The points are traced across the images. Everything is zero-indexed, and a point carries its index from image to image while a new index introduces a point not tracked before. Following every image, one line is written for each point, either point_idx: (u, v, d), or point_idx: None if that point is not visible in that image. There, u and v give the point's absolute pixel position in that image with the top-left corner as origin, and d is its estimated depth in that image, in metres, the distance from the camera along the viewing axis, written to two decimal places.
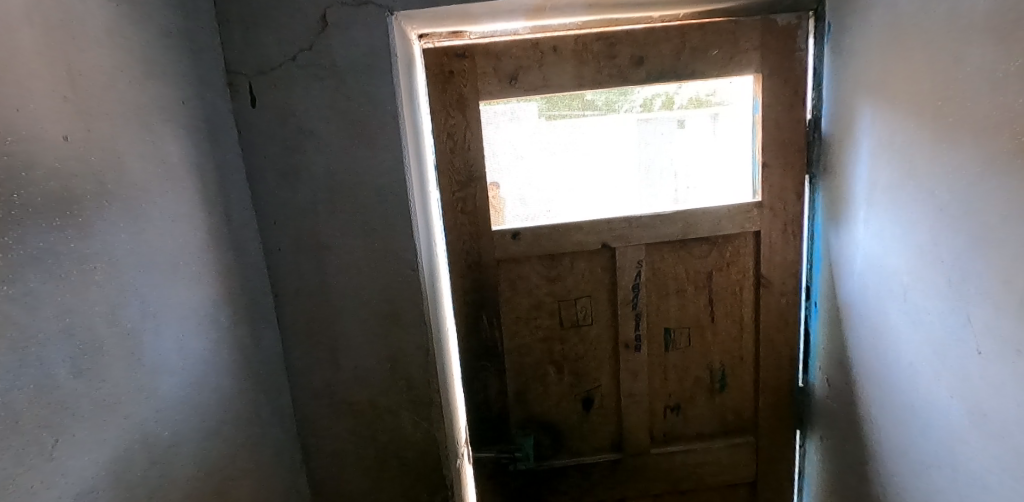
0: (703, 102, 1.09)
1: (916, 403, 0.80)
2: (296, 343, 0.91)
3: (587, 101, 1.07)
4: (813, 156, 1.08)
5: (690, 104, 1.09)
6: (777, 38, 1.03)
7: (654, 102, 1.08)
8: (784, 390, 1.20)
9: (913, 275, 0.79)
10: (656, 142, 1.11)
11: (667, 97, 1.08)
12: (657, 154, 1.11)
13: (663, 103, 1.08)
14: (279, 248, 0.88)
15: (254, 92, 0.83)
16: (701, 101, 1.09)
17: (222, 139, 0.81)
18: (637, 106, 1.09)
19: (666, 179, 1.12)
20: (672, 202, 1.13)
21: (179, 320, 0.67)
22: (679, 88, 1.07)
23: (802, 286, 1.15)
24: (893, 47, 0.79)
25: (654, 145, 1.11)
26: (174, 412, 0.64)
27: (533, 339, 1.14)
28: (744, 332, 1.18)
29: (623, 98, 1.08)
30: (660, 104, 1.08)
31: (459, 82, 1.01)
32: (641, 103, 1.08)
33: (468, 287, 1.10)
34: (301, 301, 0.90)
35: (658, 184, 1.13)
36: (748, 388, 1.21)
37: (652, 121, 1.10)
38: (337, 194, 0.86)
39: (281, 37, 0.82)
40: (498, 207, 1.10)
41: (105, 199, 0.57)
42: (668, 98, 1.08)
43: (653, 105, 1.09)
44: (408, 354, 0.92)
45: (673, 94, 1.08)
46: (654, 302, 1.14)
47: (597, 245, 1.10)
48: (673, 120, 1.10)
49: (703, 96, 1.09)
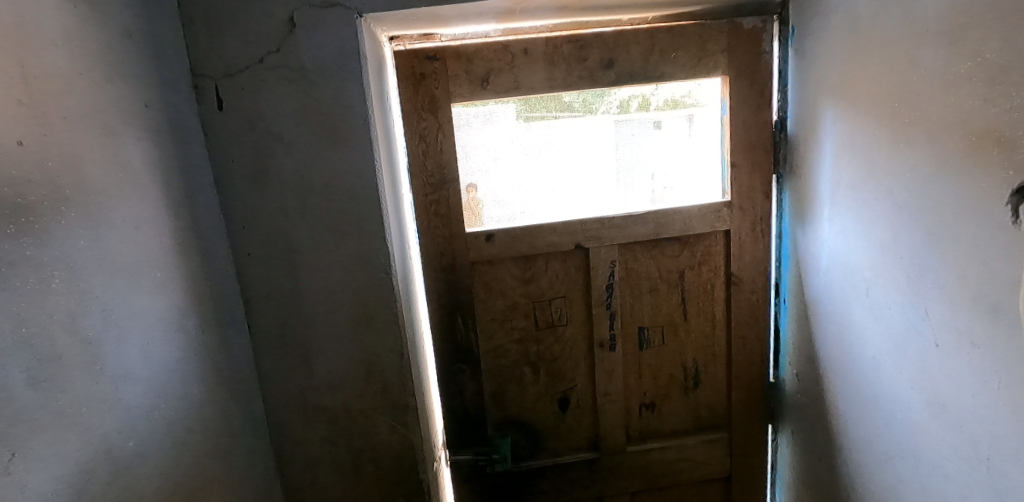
0: (679, 103, 1.11)
1: (880, 396, 0.83)
2: (268, 349, 0.90)
3: (564, 102, 1.08)
4: (779, 156, 1.10)
5: (666, 105, 1.11)
6: (743, 41, 1.05)
7: (630, 104, 1.10)
8: (756, 385, 1.22)
9: (874, 270, 0.82)
10: (631, 142, 1.13)
11: (643, 99, 1.10)
12: (631, 156, 1.13)
13: (639, 104, 1.10)
14: (248, 253, 0.86)
15: (221, 95, 0.82)
16: (677, 103, 1.11)
17: (188, 142, 0.80)
18: (614, 108, 1.10)
19: (643, 179, 1.14)
20: (650, 201, 1.14)
21: (144, 328, 0.66)
22: (655, 90, 1.10)
23: (771, 284, 1.17)
24: (852, 50, 0.82)
25: (629, 146, 1.13)
26: (139, 422, 0.63)
27: (509, 340, 1.15)
28: (716, 330, 1.20)
29: (600, 99, 1.09)
30: (636, 105, 1.10)
31: (431, 85, 1.01)
32: (618, 104, 1.10)
33: (442, 289, 1.09)
34: (272, 307, 0.89)
35: (633, 185, 1.15)
36: (721, 385, 1.23)
37: (627, 121, 1.11)
38: (308, 197, 0.85)
39: (248, 39, 0.81)
40: (474, 211, 1.10)
41: (63, 205, 0.55)
42: (645, 100, 1.10)
43: (629, 106, 1.10)
44: (382, 357, 0.91)
45: (650, 96, 1.10)
46: (628, 301, 1.16)
47: (571, 246, 1.11)
48: (649, 122, 1.12)
49: (679, 98, 1.10)
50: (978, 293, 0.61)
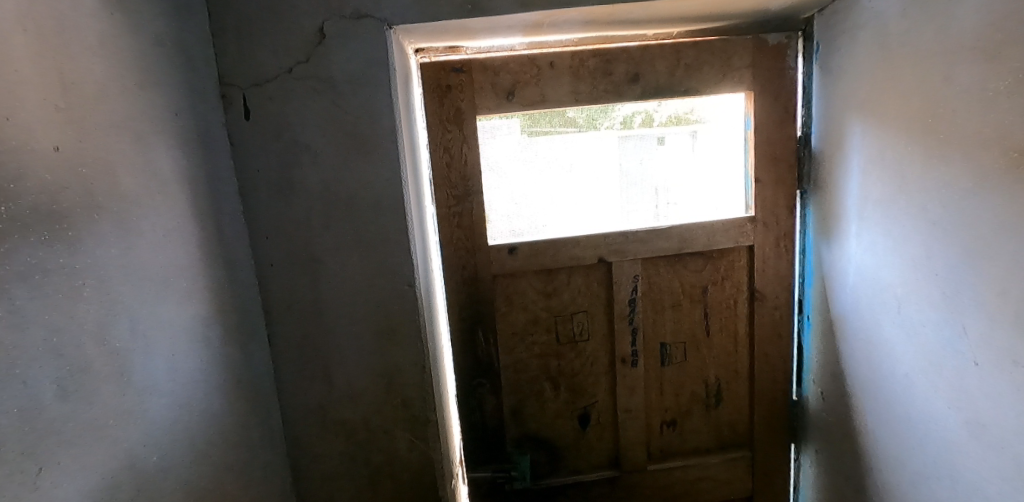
0: (681, 120, 1.13)
1: (913, 415, 0.81)
2: (288, 361, 0.88)
3: (568, 118, 1.10)
4: (803, 172, 1.09)
5: (669, 121, 1.12)
6: (768, 57, 1.05)
7: (634, 119, 1.11)
8: (778, 403, 1.19)
9: (906, 287, 0.80)
10: (635, 159, 1.14)
11: (647, 115, 1.11)
12: (634, 171, 1.14)
13: (643, 120, 1.12)
14: (271, 264, 0.85)
15: (248, 104, 0.81)
16: (680, 119, 1.12)
17: (216, 151, 0.79)
18: (618, 124, 1.11)
19: (648, 195, 1.14)
20: (654, 218, 1.14)
21: (170, 338, 0.65)
22: (658, 106, 1.11)
23: (795, 300, 1.15)
24: (882, 65, 0.81)
25: (632, 162, 1.14)
26: (162, 435, 0.61)
27: (530, 355, 1.13)
28: (739, 346, 1.18)
29: (603, 115, 1.10)
30: (640, 120, 1.12)
31: (456, 97, 1.01)
32: (621, 121, 1.11)
33: (463, 302, 1.08)
34: (292, 318, 0.87)
35: (637, 199, 1.14)
36: (743, 402, 1.21)
37: (631, 137, 1.12)
38: (332, 208, 0.84)
39: (277, 50, 0.80)
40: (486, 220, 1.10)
41: (95, 211, 0.54)
42: (648, 116, 1.11)
43: (632, 122, 1.12)
44: (403, 371, 0.90)
45: (653, 112, 1.11)
46: (650, 316, 1.14)
47: (593, 260, 1.10)
48: (653, 137, 1.13)
49: (682, 114, 1.12)
50: (1021, 311, 0.60)
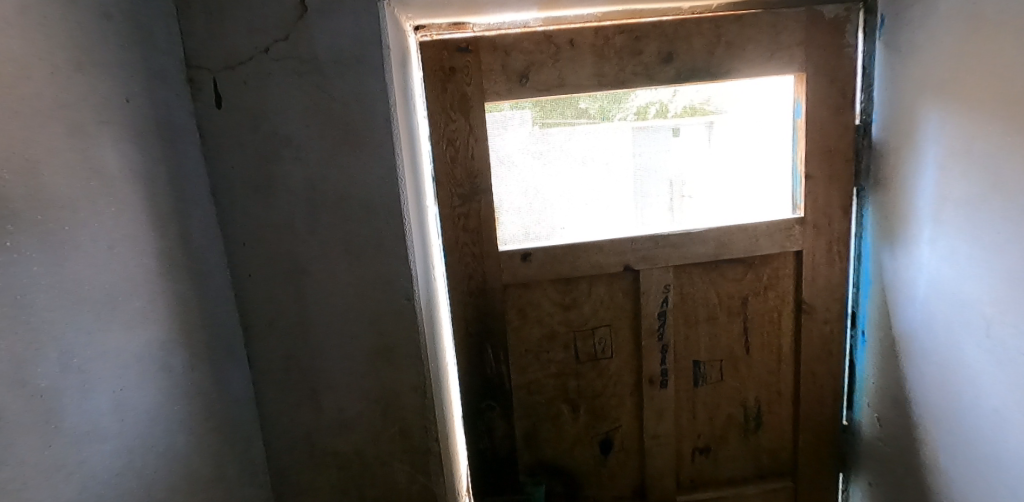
0: (697, 111, 0.98)
1: (1004, 456, 0.68)
2: (272, 385, 0.78)
3: (579, 108, 0.96)
4: (862, 166, 0.95)
5: (684, 112, 0.98)
6: (822, 33, 0.91)
7: (648, 110, 0.97)
8: (826, 428, 1.06)
9: (1000, 306, 0.67)
10: (651, 153, 1.00)
11: (661, 106, 0.97)
12: (649, 167, 1.00)
13: (657, 112, 0.97)
14: (249, 274, 0.74)
15: (219, 90, 0.70)
16: (696, 110, 0.97)
17: (183, 144, 0.68)
18: (631, 115, 0.97)
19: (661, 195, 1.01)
20: (669, 221, 1.01)
21: (115, 370, 0.54)
22: (673, 95, 0.96)
23: (847, 312, 1.01)
24: (974, 38, 0.67)
25: (647, 157, 1.00)
26: (105, 488, 0.50)
27: (545, 374, 1.01)
28: (782, 365, 1.05)
29: (616, 105, 0.97)
30: (654, 112, 0.98)
31: (462, 81, 0.89)
32: (635, 112, 0.97)
33: (469, 316, 0.96)
34: (274, 336, 0.76)
35: (651, 200, 1.01)
36: (786, 427, 1.08)
37: (645, 130, 0.98)
38: (320, 209, 0.73)
39: (252, 26, 0.69)
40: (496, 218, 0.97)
41: (8, 222, 0.42)
42: (663, 107, 0.97)
43: (647, 114, 0.97)
44: (402, 397, 0.79)
45: (667, 103, 0.97)
46: (682, 331, 1.02)
47: (619, 268, 0.98)
48: (667, 129, 0.99)
49: (698, 105, 0.97)
50: None
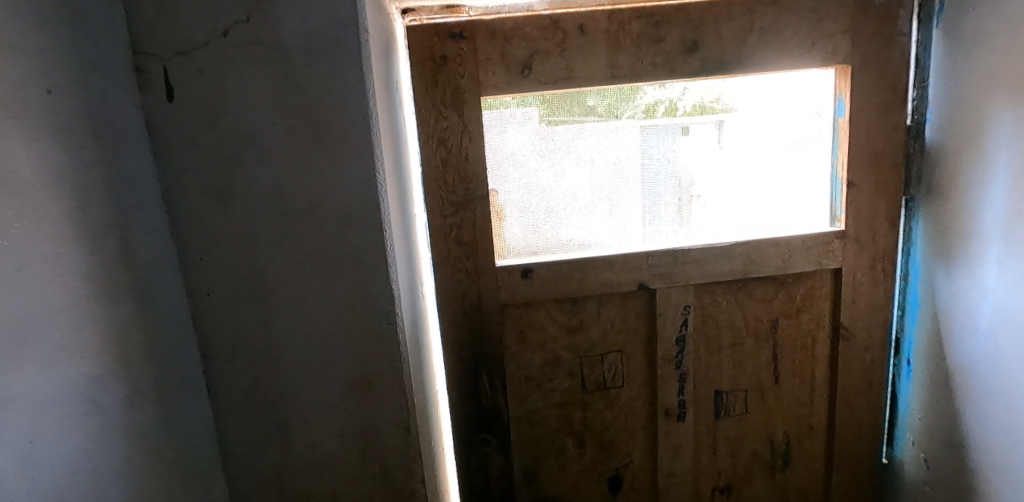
0: (707, 109, 0.89)
1: None
2: (235, 421, 0.68)
3: (587, 106, 0.87)
4: (913, 173, 0.90)
5: (694, 110, 0.89)
6: (872, 19, 0.84)
7: (657, 109, 0.88)
8: (863, 455, 1.03)
9: None
10: (661, 155, 0.91)
11: (669, 104, 0.88)
12: (659, 169, 0.91)
13: (666, 111, 0.88)
14: (208, 293, 0.64)
15: (171, 81, 0.60)
16: (705, 108, 0.89)
17: (124, 145, 0.58)
18: (640, 113, 0.88)
19: (671, 205, 0.93)
20: (680, 235, 0.94)
21: (31, 415, 0.43)
22: (683, 93, 0.88)
23: (892, 338, 0.97)
24: None
25: (656, 159, 0.91)
26: None
27: (548, 404, 0.95)
28: (815, 397, 1.01)
29: (625, 102, 0.87)
30: (663, 110, 0.88)
31: (455, 72, 0.79)
32: (644, 109, 0.88)
33: (463, 339, 0.89)
34: (238, 363, 0.67)
35: (661, 211, 0.93)
36: (818, 463, 1.04)
37: (654, 129, 0.89)
38: (287, 221, 0.63)
39: (207, 5, 0.58)
40: (500, 220, 0.89)
41: None
42: (672, 105, 0.88)
43: (655, 112, 0.88)
44: (383, 434, 0.69)
45: (676, 101, 0.88)
46: (702, 359, 0.97)
47: (632, 287, 0.91)
48: (675, 129, 0.90)
49: (707, 103, 0.89)
50: None
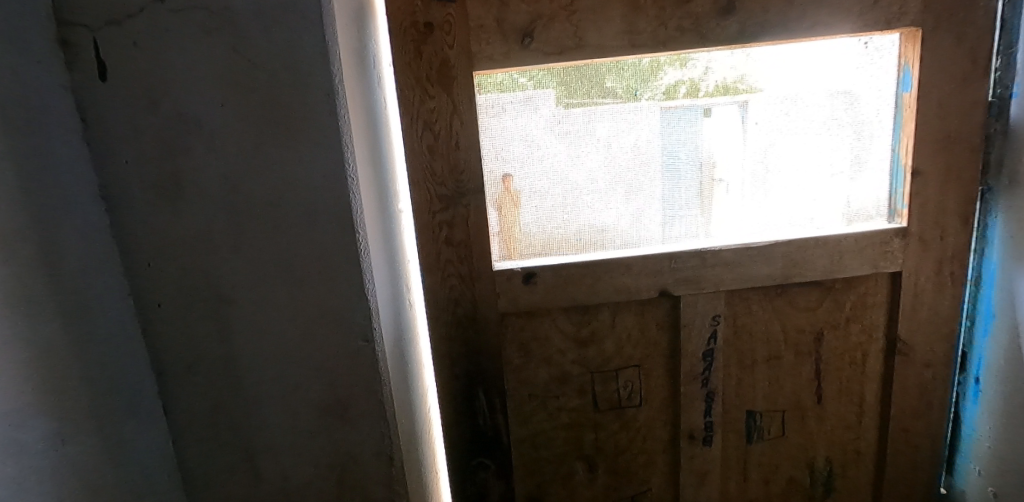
0: (730, 90, 0.78)
1: None
2: (196, 448, 0.61)
3: (606, 88, 0.76)
4: (990, 157, 0.79)
5: (716, 91, 0.78)
6: None
7: (678, 90, 0.77)
8: (920, 469, 0.95)
9: None
10: (684, 141, 0.80)
11: (691, 84, 0.77)
12: (682, 157, 0.80)
13: (688, 91, 0.78)
14: (161, 303, 0.56)
15: (104, 56, 0.49)
16: (728, 89, 0.78)
17: (51, 135, 0.48)
18: (660, 95, 0.77)
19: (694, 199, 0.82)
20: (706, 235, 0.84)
21: None
22: (705, 71, 0.77)
23: (958, 351, 0.89)
24: None
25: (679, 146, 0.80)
26: None
27: (554, 426, 0.88)
28: (863, 418, 0.94)
29: (644, 83, 0.77)
30: (684, 91, 0.78)
31: (443, 42, 0.68)
32: (664, 91, 0.77)
33: (456, 351, 0.80)
34: (196, 381, 0.58)
35: (682, 206, 0.82)
36: (865, 489, 0.98)
37: (676, 111, 0.78)
38: (245, 223, 0.54)
39: None
40: (512, 207, 0.79)
41: None
42: (694, 86, 0.77)
43: (676, 94, 0.77)
44: (362, 463, 0.61)
45: (698, 80, 0.77)
46: (733, 374, 0.89)
47: (654, 294, 0.82)
48: (697, 111, 0.78)
49: (730, 83, 0.78)
50: None
